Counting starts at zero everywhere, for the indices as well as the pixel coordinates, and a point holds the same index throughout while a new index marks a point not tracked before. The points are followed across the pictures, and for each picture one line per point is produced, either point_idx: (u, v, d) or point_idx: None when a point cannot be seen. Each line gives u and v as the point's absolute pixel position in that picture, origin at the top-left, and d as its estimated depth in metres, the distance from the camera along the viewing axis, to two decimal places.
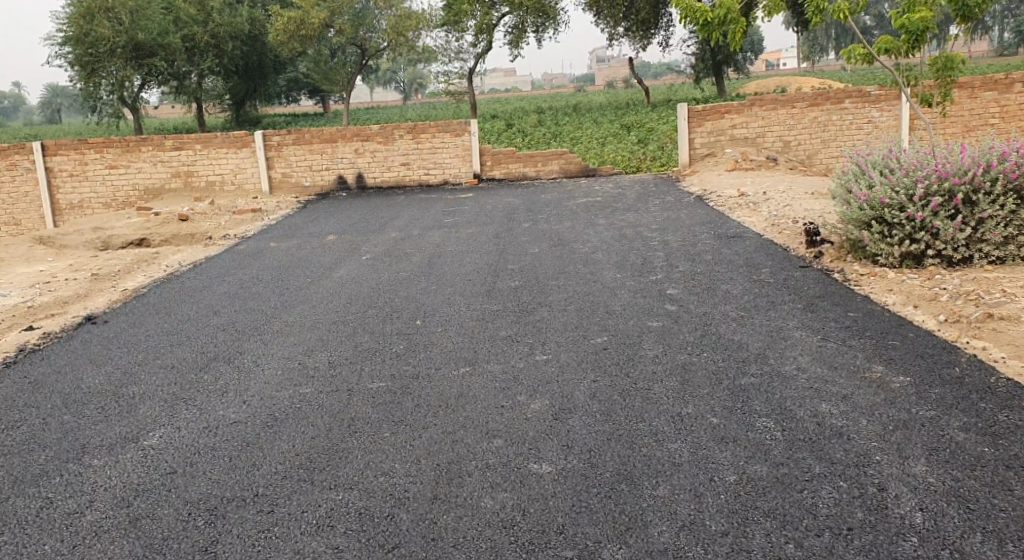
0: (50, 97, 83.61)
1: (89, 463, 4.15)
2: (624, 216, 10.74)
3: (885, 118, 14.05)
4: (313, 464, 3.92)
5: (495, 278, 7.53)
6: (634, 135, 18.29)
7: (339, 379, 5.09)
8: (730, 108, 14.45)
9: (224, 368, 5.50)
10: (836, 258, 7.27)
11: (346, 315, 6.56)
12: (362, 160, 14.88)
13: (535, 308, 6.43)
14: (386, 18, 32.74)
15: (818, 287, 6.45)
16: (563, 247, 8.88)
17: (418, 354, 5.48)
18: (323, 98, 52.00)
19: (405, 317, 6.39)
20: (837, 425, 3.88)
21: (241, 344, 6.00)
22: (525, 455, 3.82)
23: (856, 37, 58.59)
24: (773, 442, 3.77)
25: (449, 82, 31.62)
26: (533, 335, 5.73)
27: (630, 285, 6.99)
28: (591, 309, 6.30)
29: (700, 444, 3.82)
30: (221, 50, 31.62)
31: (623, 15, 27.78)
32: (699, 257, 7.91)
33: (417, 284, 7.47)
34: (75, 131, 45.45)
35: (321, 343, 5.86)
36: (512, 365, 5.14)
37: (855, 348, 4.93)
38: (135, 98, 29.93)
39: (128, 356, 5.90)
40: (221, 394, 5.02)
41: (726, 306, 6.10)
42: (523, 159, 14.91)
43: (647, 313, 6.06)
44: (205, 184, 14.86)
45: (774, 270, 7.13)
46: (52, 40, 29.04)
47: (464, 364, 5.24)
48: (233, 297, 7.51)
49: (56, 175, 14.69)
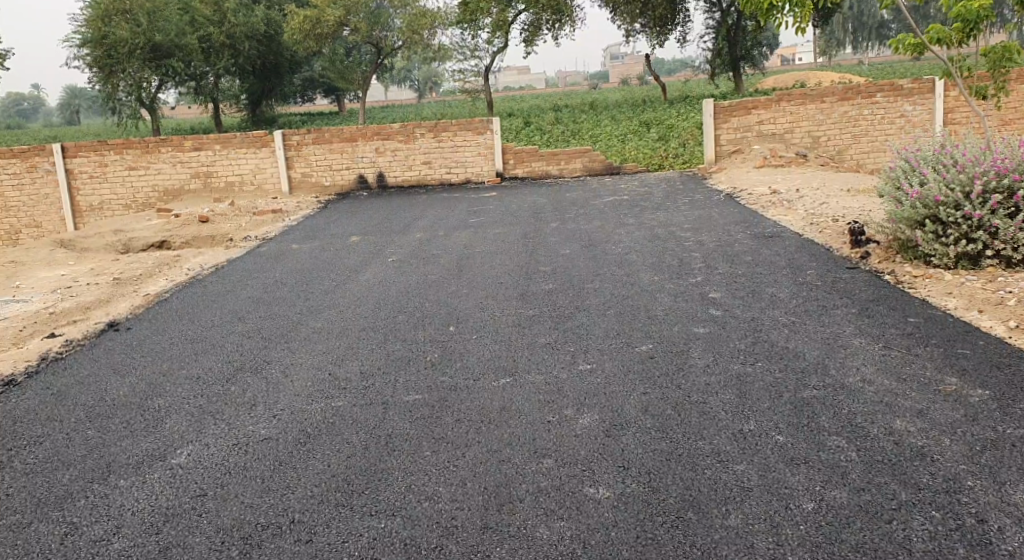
0: (66, 99, 84.12)
1: (115, 484, 3.91)
2: (654, 215, 10.46)
3: (918, 113, 13.66)
4: (351, 487, 3.67)
5: (527, 280, 7.26)
6: (656, 131, 17.96)
7: (373, 391, 4.84)
8: (757, 103, 14.11)
9: (253, 379, 5.26)
10: (885, 258, 6.99)
11: (376, 321, 6.32)
12: (383, 159, 14.64)
13: (573, 313, 6.16)
14: (401, 16, 32.51)
15: (870, 289, 6.15)
16: (594, 247, 8.61)
17: (454, 363, 5.23)
18: (337, 97, 51.88)
19: (438, 323, 6.13)
20: (917, 445, 3.64)
21: (269, 352, 5.77)
22: (579, 478, 3.59)
23: (875, 30, 57.89)
24: (849, 465, 3.53)
25: (464, 79, 31.38)
26: (574, 343, 5.46)
27: (671, 288, 6.71)
28: (632, 314, 6.03)
29: (769, 465, 3.58)
30: (238, 50, 31.49)
31: (640, 10, 27.41)
32: (739, 258, 7.61)
33: (447, 287, 7.22)
34: (91, 133, 45.55)
35: (352, 351, 5.62)
36: (554, 376, 4.86)
37: (923, 357, 4.63)
38: (152, 99, 29.86)
39: (152, 366, 5.67)
40: (249, 407, 4.77)
41: (775, 310, 5.80)
42: (546, 157, 14.62)
43: (692, 319, 5.78)
44: (225, 185, 14.66)
45: (820, 272, 6.83)
46: (70, 42, 29.03)
47: (503, 373, 4.97)
48: (258, 302, 7.27)
49: (76, 176, 14.53)
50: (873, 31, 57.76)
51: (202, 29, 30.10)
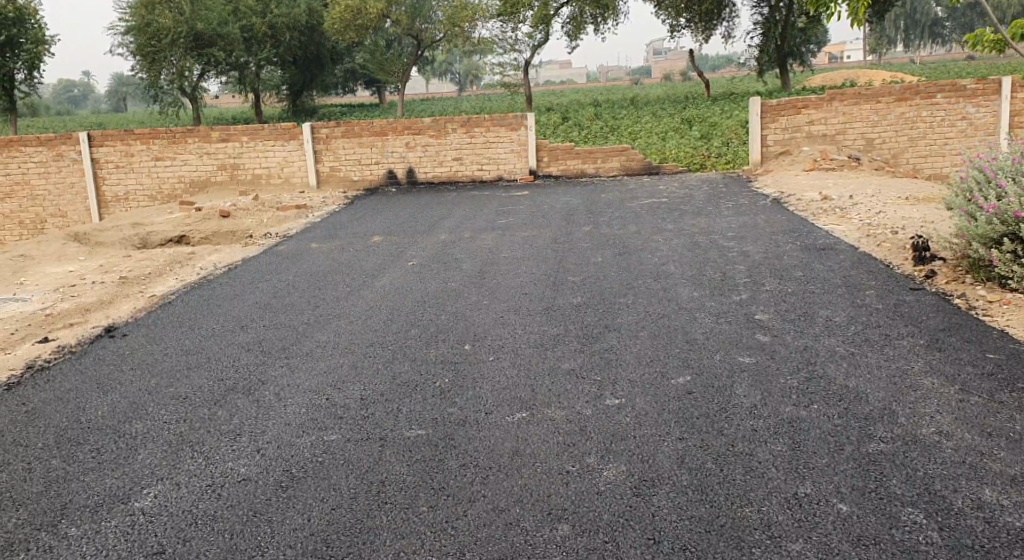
0: (115, 87, 85.49)
1: (64, 534, 3.46)
2: (695, 220, 9.81)
3: (982, 115, 12.75)
4: (332, 553, 3.18)
5: (555, 292, 6.66)
6: (698, 129, 17.24)
7: (372, 423, 4.28)
8: (807, 103, 13.34)
9: (243, 401, 4.73)
10: (953, 279, 6.32)
11: (386, 336, 5.77)
12: (413, 154, 14.12)
13: (601, 333, 5.55)
14: (442, 8, 31.98)
15: (937, 317, 5.47)
16: (630, 255, 7.99)
17: (466, 391, 4.65)
18: (377, 89, 51.67)
19: (453, 340, 5.57)
20: (1015, 526, 3.01)
21: (266, 370, 5.24)
22: (601, 554, 3.05)
23: (927, 28, 56.47)
24: (929, 550, 2.93)
25: (503, 73, 30.81)
26: (601, 371, 4.85)
27: (712, 306, 6.07)
28: (668, 337, 5.40)
29: (829, 545, 2.99)
30: (279, 40, 31.19)
31: (686, 5, 26.57)
32: (788, 273, 6.94)
33: (467, 298, 6.65)
34: (135, 121, 45.91)
35: (355, 373, 5.07)
36: (577, 412, 4.26)
37: (1010, 407, 3.96)
38: (193, 88, 29.71)
39: (140, 382, 5.16)
40: (233, 436, 4.25)
41: (830, 339, 5.14)
42: (582, 155, 13.99)
43: (736, 346, 5.14)
44: (252, 177, 14.24)
45: (879, 293, 6.16)
46: (114, 30, 29.02)
47: (520, 406, 4.39)
48: (266, 309, 6.76)
49: (102, 166, 14.19)
50: (924, 29, 56.34)
51: (245, 19, 29.80)
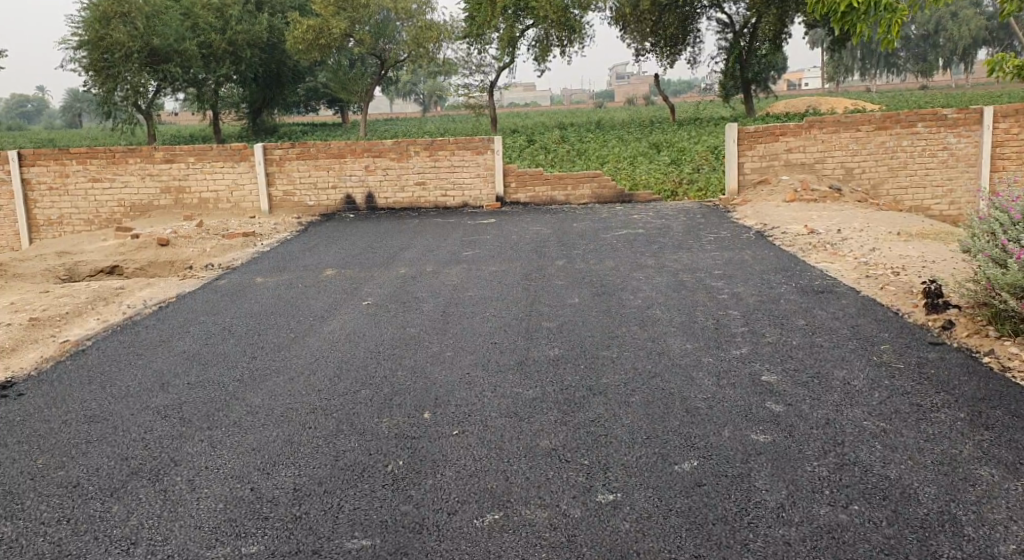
0: (71, 103, 83.82)
1: None
2: (676, 255, 9.05)
3: (964, 145, 12.21)
4: None
5: (528, 342, 5.84)
6: (667, 155, 16.56)
7: (305, 530, 3.44)
8: (785, 129, 12.72)
9: (146, 491, 3.83)
10: (975, 333, 5.62)
11: (331, 399, 4.88)
12: (373, 178, 13.25)
13: (585, 399, 4.72)
14: (406, 28, 31.09)
15: (972, 381, 4.73)
16: (609, 296, 7.19)
17: (424, 480, 3.79)
18: (339, 108, 50.62)
19: (410, 407, 4.69)
20: None
21: (181, 446, 4.31)
22: None
23: (882, 58, 56.94)
24: None
25: (469, 94, 30.05)
26: (590, 452, 4.02)
27: (710, 364, 5.27)
28: (665, 404, 4.58)
29: None
30: (239, 57, 29.99)
31: (652, 29, 25.92)
32: (789, 322, 6.19)
33: (427, 348, 5.80)
34: (88, 138, 44.14)
35: (291, 451, 4.17)
36: (563, 514, 3.46)
37: None
38: (150, 104, 28.40)
39: (22, 464, 4.20)
40: (124, 546, 3.40)
41: (856, 409, 4.39)
42: (551, 182, 13.22)
43: (748, 418, 4.34)
44: (198, 201, 13.23)
45: (897, 348, 5.43)
46: (66, 43, 27.55)
47: (493, 503, 3.57)
48: (193, 360, 5.83)
49: (34, 188, 13.10)
50: (880, 58, 56.78)
51: (204, 35, 28.60)
